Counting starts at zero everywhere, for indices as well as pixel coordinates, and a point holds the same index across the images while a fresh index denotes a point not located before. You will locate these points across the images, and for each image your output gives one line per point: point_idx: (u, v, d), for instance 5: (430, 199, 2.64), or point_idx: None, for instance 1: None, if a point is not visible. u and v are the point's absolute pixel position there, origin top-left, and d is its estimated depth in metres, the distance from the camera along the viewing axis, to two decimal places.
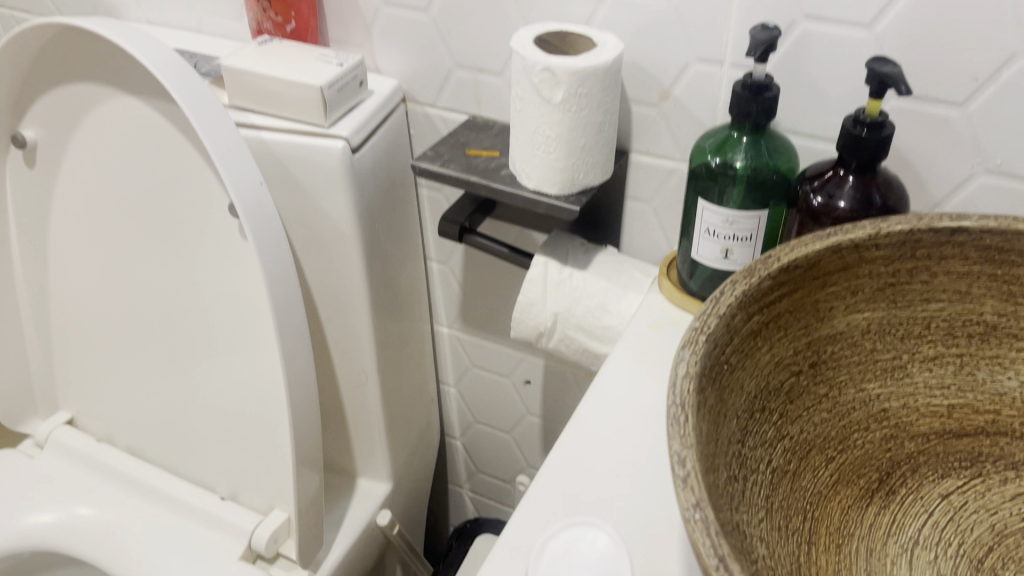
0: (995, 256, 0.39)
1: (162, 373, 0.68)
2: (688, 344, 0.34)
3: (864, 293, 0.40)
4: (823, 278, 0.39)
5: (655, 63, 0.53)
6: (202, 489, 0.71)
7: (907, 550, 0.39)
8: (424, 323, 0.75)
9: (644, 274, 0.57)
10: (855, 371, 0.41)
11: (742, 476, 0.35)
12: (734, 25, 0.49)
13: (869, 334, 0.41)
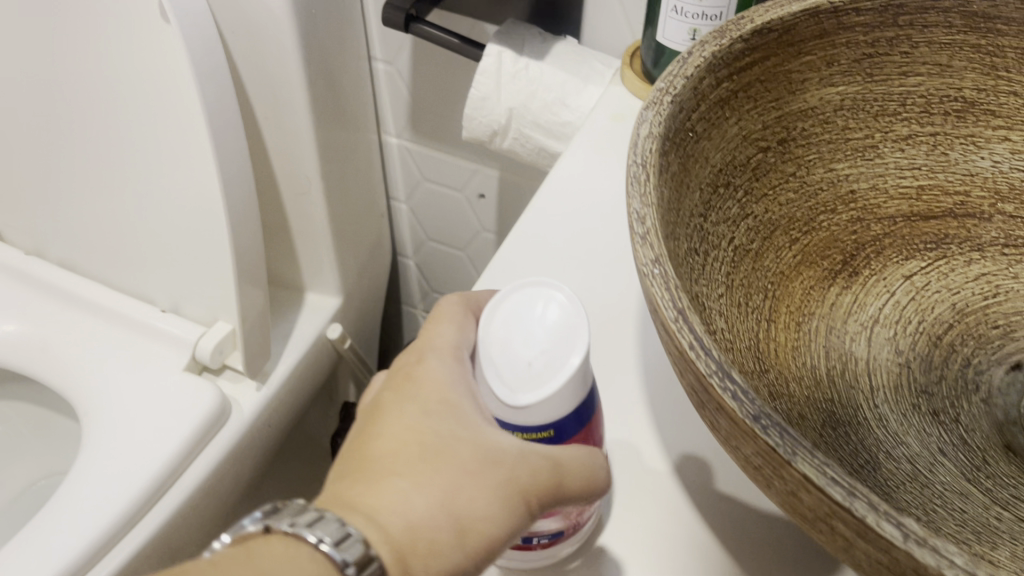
0: (980, 23, 0.37)
1: (90, 180, 0.64)
2: (653, 106, 0.31)
3: (840, 65, 0.37)
4: (799, 45, 0.36)
5: None
6: (143, 303, 0.69)
7: (866, 326, 0.37)
8: (372, 133, 0.71)
9: (607, 66, 0.54)
10: (824, 149, 0.38)
11: (703, 250, 0.33)
12: None
13: (842, 110, 0.38)
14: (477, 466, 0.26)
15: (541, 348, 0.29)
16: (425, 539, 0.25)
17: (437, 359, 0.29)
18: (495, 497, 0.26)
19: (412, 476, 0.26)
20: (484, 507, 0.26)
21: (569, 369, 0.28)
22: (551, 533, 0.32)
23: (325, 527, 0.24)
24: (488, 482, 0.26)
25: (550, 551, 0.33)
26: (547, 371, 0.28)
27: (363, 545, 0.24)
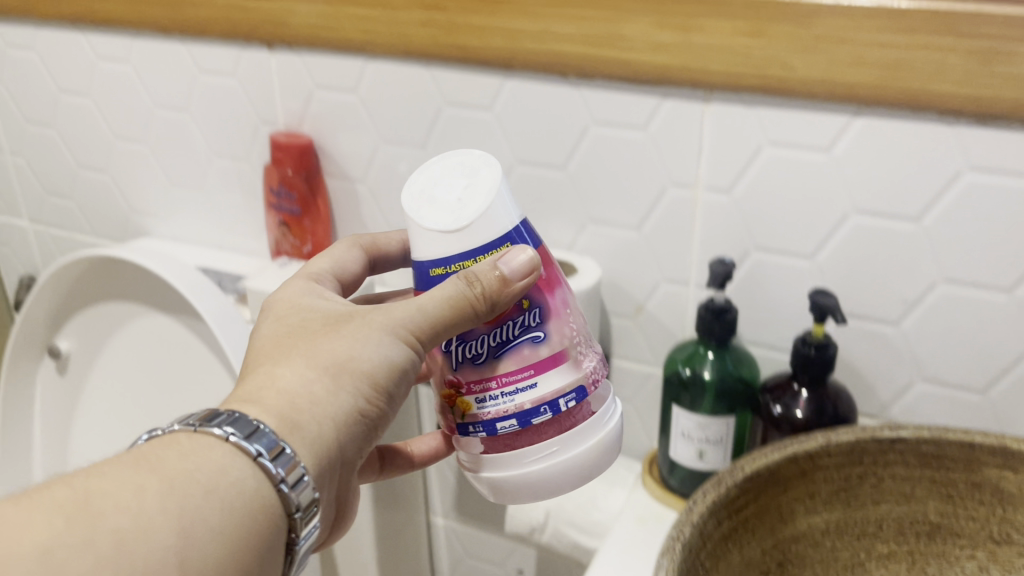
0: (932, 461, 0.45)
1: None
2: (666, 552, 0.39)
3: (821, 497, 0.46)
4: (783, 484, 0.45)
5: (631, 282, 0.61)
6: None
7: None
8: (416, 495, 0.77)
9: (630, 470, 0.63)
10: (818, 567, 0.46)
11: None
12: (698, 252, 0.57)
13: (828, 533, 0.46)
14: (329, 328, 0.38)
15: (467, 185, 0.38)
16: (305, 398, 0.36)
17: (287, 287, 0.42)
18: (355, 343, 0.37)
19: (284, 351, 0.37)
20: (358, 356, 0.37)
21: (492, 188, 0.38)
22: (569, 393, 0.39)
23: (231, 422, 0.34)
24: (353, 338, 0.37)
25: (577, 438, 0.40)
26: (478, 194, 0.38)
27: (274, 440, 0.34)
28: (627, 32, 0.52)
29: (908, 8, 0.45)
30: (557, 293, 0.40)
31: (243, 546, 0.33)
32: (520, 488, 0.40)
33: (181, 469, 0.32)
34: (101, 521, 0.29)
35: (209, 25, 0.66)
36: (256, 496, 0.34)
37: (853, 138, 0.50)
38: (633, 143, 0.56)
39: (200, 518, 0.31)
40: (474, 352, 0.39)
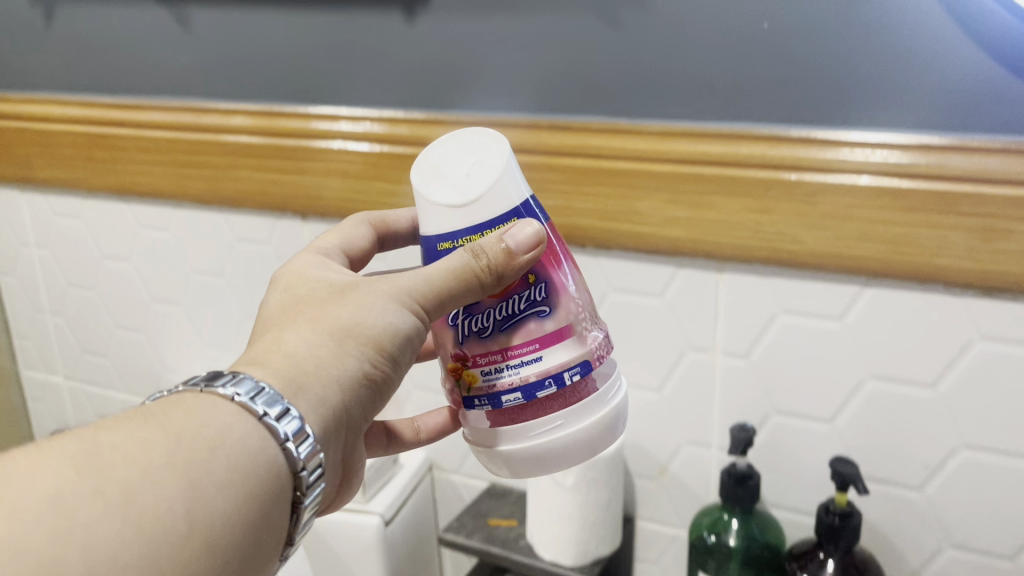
0: None
1: None
2: None
3: None
4: None
5: (653, 443, 0.62)
6: None
7: None
8: None
9: None
10: None
11: None
12: (719, 415, 0.59)
13: None
14: (335, 294, 0.38)
15: (474, 160, 0.39)
16: (311, 361, 0.36)
17: (295, 262, 0.43)
18: (361, 308, 0.37)
19: (291, 317, 0.37)
20: (365, 319, 0.37)
21: (500, 163, 0.39)
22: (574, 366, 0.39)
23: (240, 381, 0.34)
24: (359, 304, 0.38)
25: (580, 412, 0.40)
26: (485, 171, 0.38)
27: (279, 401, 0.34)
28: (643, 208, 0.56)
29: (908, 187, 0.48)
30: (563, 266, 0.40)
31: (248, 500, 0.33)
32: (529, 465, 0.40)
33: (189, 424, 0.33)
34: (109, 472, 0.30)
35: (244, 197, 0.70)
36: (263, 456, 0.34)
37: (863, 309, 0.52)
38: (651, 309, 0.59)
39: (212, 471, 0.32)
40: (480, 325, 0.40)
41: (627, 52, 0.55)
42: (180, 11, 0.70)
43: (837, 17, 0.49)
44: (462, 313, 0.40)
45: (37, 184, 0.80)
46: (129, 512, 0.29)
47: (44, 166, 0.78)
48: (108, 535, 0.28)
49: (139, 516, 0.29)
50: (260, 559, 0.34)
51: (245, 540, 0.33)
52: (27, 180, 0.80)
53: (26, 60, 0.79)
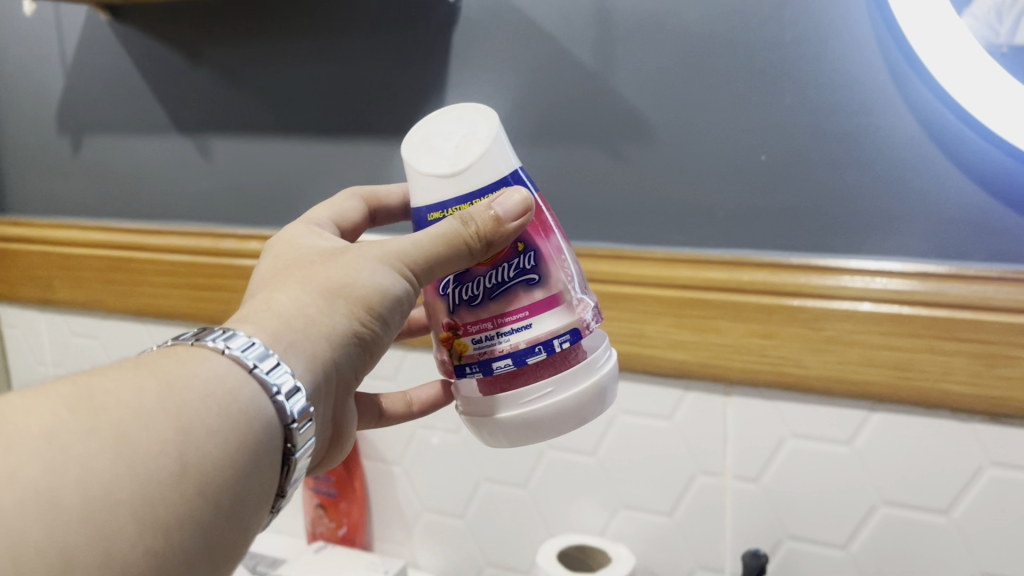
0: None
1: None
2: None
3: None
4: None
5: (665, 569, 0.61)
6: None
7: None
8: None
9: None
10: None
11: None
12: (732, 541, 0.59)
13: None
14: (326, 257, 0.37)
15: (463, 133, 0.39)
16: (300, 316, 0.34)
17: (285, 233, 0.42)
18: (352, 268, 0.36)
19: (280, 279, 0.36)
20: (357, 279, 0.36)
21: (488, 137, 0.38)
22: (563, 334, 0.38)
23: (230, 335, 0.33)
24: (350, 263, 0.36)
25: (572, 378, 0.39)
26: (473, 144, 0.38)
27: (266, 352, 0.32)
28: (650, 331, 0.57)
29: (910, 314, 0.49)
30: (551, 238, 0.40)
31: (244, 448, 0.31)
32: (521, 435, 0.39)
33: (185, 371, 0.31)
34: (101, 415, 0.28)
35: None
36: (256, 407, 0.31)
37: (871, 433, 0.53)
38: (659, 432, 0.59)
39: (205, 419, 0.30)
40: (471, 293, 0.39)
41: (631, 182, 0.57)
42: (203, 141, 0.73)
43: (832, 150, 0.51)
44: (451, 281, 0.40)
45: (56, 305, 0.82)
46: (122, 457, 0.27)
47: (64, 287, 0.80)
48: (98, 480, 0.26)
49: (131, 459, 0.27)
50: (254, 520, 0.32)
51: (241, 493, 0.31)
52: (45, 301, 0.82)
53: (53, 185, 0.82)
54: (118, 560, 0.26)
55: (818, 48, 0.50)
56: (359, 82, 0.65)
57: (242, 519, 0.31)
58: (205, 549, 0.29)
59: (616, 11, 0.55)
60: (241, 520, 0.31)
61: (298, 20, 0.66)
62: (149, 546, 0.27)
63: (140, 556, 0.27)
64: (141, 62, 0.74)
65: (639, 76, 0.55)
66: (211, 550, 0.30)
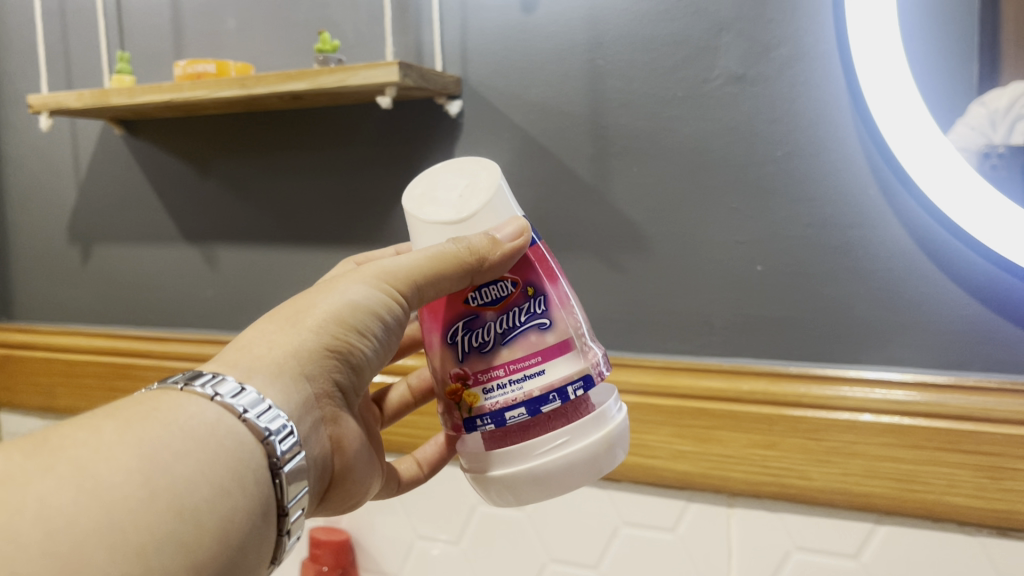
0: None
1: None
2: None
3: None
4: None
5: None
6: None
7: None
8: None
9: None
10: None
11: None
12: None
13: None
14: (328, 282, 0.41)
15: (467, 184, 0.41)
16: (289, 336, 0.38)
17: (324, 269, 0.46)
18: (343, 290, 0.39)
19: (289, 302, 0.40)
20: (343, 299, 0.39)
21: (493, 184, 0.41)
22: (576, 380, 0.39)
23: (200, 376, 0.35)
24: (343, 288, 0.40)
25: (586, 430, 0.40)
26: (477, 192, 0.41)
27: (232, 383, 0.34)
28: (649, 442, 0.56)
29: (912, 425, 0.49)
30: (557, 288, 0.41)
31: (216, 467, 0.32)
32: (536, 488, 0.39)
33: (141, 411, 0.32)
34: (60, 454, 0.29)
35: None
36: (224, 428, 0.33)
37: (877, 547, 0.52)
38: (662, 544, 0.58)
39: (170, 445, 0.31)
40: (481, 340, 0.40)
41: (629, 292, 0.58)
42: (209, 249, 0.74)
43: (828, 262, 0.52)
44: (463, 329, 0.40)
45: (53, 411, 0.81)
46: (85, 486, 0.28)
47: (62, 392, 0.79)
48: (63, 508, 0.27)
49: (94, 485, 0.28)
50: (246, 541, 0.33)
51: (223, 511, 0.31)
52: (42, 407, 0.81)
53: (60, 291, 0.83)
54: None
55: (808, 163, 0.51)
56: (363, 193, 0.66)
57: (230, 543, 0.32)
58: (192, 572, 0.30)
59: (611, 127, 0.57)
60: (229, 543, 0.32)
61: (304, 135, 0.68)
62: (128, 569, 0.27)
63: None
64: (152, 173, 0.76)
65: (635, 188, 0.56)
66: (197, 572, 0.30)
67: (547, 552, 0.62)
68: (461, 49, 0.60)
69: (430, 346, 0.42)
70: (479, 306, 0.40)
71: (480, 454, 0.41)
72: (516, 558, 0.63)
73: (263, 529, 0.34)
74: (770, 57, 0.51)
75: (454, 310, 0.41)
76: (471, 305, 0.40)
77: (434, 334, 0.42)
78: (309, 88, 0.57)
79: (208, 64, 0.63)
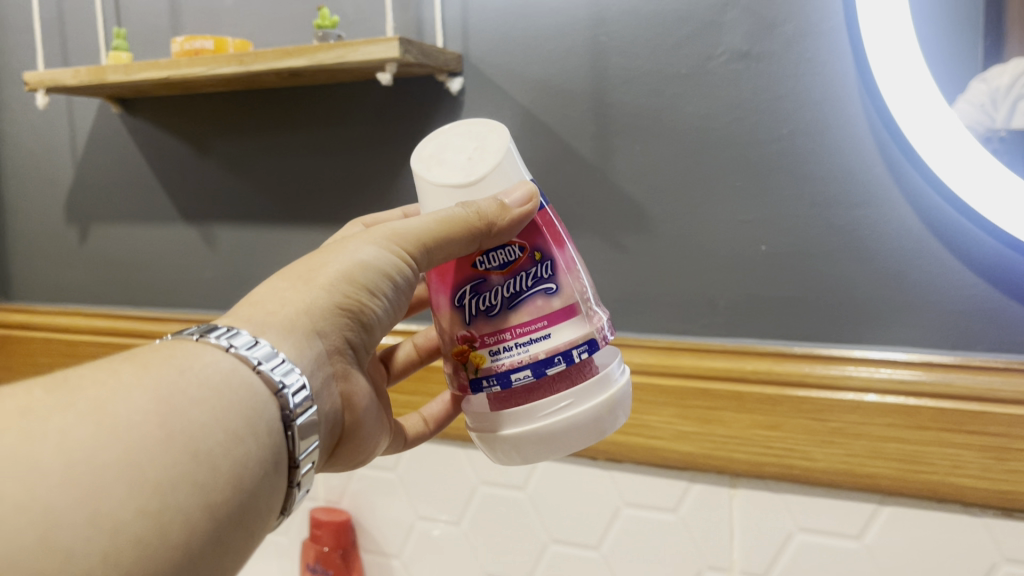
0: None
1: None
2: None
3: None
4: None
5: None
6: None
7: None
8: None
9: None
10: None
11: None
12: None
13: None
14: (336, 244, 0.40)
15: (475, 147, 0.41)
16: (300, 293, 0.37)
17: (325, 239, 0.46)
18: (353, 249, 0.39)
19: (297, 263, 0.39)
20: (354, 258, 0.38)
21: (501, 147, 0.40)
22: (582, 344, 0.39)
23: (215, 330, 0.34)
24: (353, 248, 0.39)
25: (589, 393, 0.40)
26: (487, 155, 0.40)
27: (250, 338, 0.34)
28: (653, 422, 0.56)
29: (914, 403, 0.49)
30: (564, 253, 0.41)
31: (231, 414, 0.31)
32: (538, 449, 0.39)
33: (161, 357, 0.32)
34: (78, 392, 0.29)
35: None
36: (238, 378, 0.33)
37: (880, 528, 0.52)
38: (664, 525, 0.58)
39: (186, 390, 0.31)
40: (488, 304, 0.40)
41: (632, 272, 0.58)
42: (208, 229, 0.74)
43: (834, 242, 0.51)
44: (470, 293, 0.40)
45: None
46: (103, 423, 0.28)
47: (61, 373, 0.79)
48: (81, 442, 0.27)
49: (110, 423, 0.28)
50: (261, 489, 0.32)
51: (237, 458, 0.31)
52: None
53: (58, 272, 0.82)
54: (110, 520, 0.26)
55: (814, 140, 0.51)
56: (363, 172, 0.66)
57: (245, 489, 0.31)
58: (207, 513, 0.29)
59: (613, 105, 0.56)
60: (242, 491, 0.31)
61: (304, 113, 0.67)
62: (144, 506, 0.27)
63: (135, 515, 0.27)
64: (149, 152, 0.75)
65: (638, 168, 0.56)
66: (213, 515, 0.29)
67: (549, 533, 0.62)
68: (462, 25, 0.59)
69: (436, 308, 0.42)
70: (486, 270, 0.40)
71: (486, 415, 0.42)
72: (517, 539, 0.63)
73: (277, 480, 0.33)
74: (775, 34, 0.51)
75: (461, 274, 0.40)
76: (479, 269, 0.40)
77: (440, 297, 0.41)
78: (308, 65, 0.56)
79: (206, 41, 0.62)
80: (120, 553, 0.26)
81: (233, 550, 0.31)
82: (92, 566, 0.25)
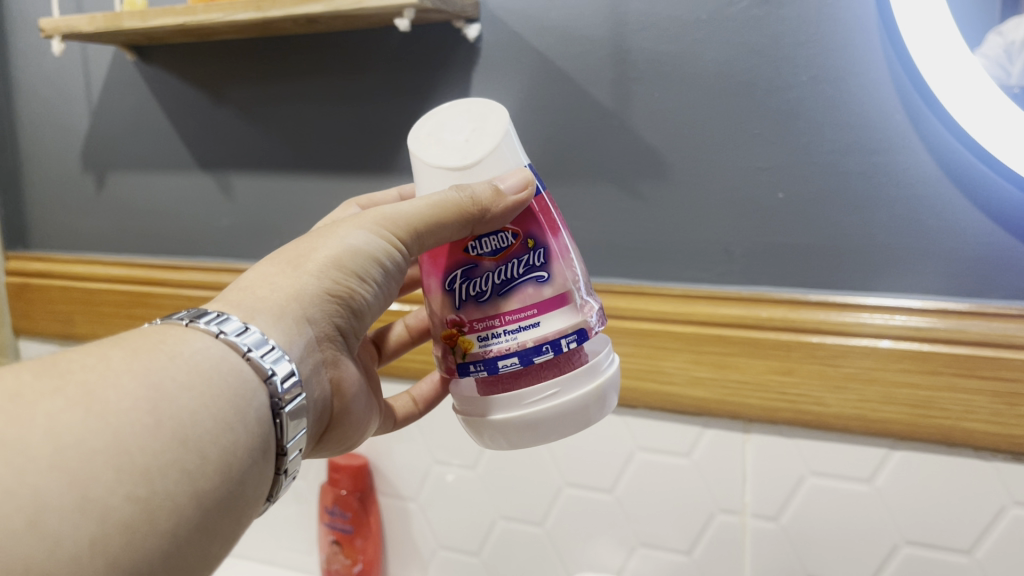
0: None
1: None
2: None
3: None
4: None
5: None
6: None
7: None
8: None
9: None
10: None
11: None
12: None
13: None
14: (329, 227, 0.41)
15: (473, 129, 0.41)
16: (292, 278, 0.38)
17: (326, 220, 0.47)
18: (344, 233, 0.40)
19: (292, 244, 0.40)
20: (344, 244, 0.39)
21: (500, 129, 0.40)
22: (570, 334, 0.40)
23: (205, 315, 0.35)
24: (345, 232, 0.40)
25: (577, 381, 0.40)
26: (484, 137, 0.40)
27: (238, 323, 0.35)
28: (668, 368, 0.57)
29: (928, 349, 0.49)
30: (558, 240, 0.41)
31: (219, 403, 0.32)
32: (523, 436, 0.40)
33: (150, 343, 0.33)
34: (69, 376, 0.30)
35: None
36: (227, 365, 0.34)
37: (891, 472, 0.53)
38: (678, 468, 0.59)
39: (175, 377, 0.32)
40: (479, 289, 0.40)
41: (649, 220, 0.58)
42: (224, 177, 0.74)
43: (853, 190, 0.51)
44: (461, 277, 0.40)
45: (72, 339, 0.82)
46: (92, 409, 0.29)
47: (81, 321, 0.80)
48: (73, 427, 0.28)
49: (100, 412, 0.29)
50: (246, 478, 0.33)
51: (224, 444, 0.32)
52: (62, 335, 0.82)
53: (75, 218, 0.83)
54: (98, 505, 0.27)
55: (834, 87, 0.50)
56: (380, 119, 0.66)
57: (232, 476, 0.32)
58: (193, 501, 0.30)
59: (632, 51, 0.56)
60: (230, 479, 0.32)
61: (320, 63, 0.67)
62: (132, 493, 0.28)
63: (123, 500, 0.28)
64: (165, 99, 0.75)
65: (656, 115, 0.56)
66: (199, 503, 0.30)
67: (563, 477, 0.63)
68: None
69: (428, 291, 0.42)
70: (477, 255, 0.40)
71: (475, 398, 0.42)
72: (532, 482, 0.64)
73: (263, 467, 0.34)
74: None
75: (452, 258, 0.41)
76: (471, 254, 0.40)
77: (432, 280, 0.42)
78: (324, 11, 0.56)
79: None
80: (108, 537, 0.27)
81: (220, 538, 0.32)
82: (81, 550, 0.26)
